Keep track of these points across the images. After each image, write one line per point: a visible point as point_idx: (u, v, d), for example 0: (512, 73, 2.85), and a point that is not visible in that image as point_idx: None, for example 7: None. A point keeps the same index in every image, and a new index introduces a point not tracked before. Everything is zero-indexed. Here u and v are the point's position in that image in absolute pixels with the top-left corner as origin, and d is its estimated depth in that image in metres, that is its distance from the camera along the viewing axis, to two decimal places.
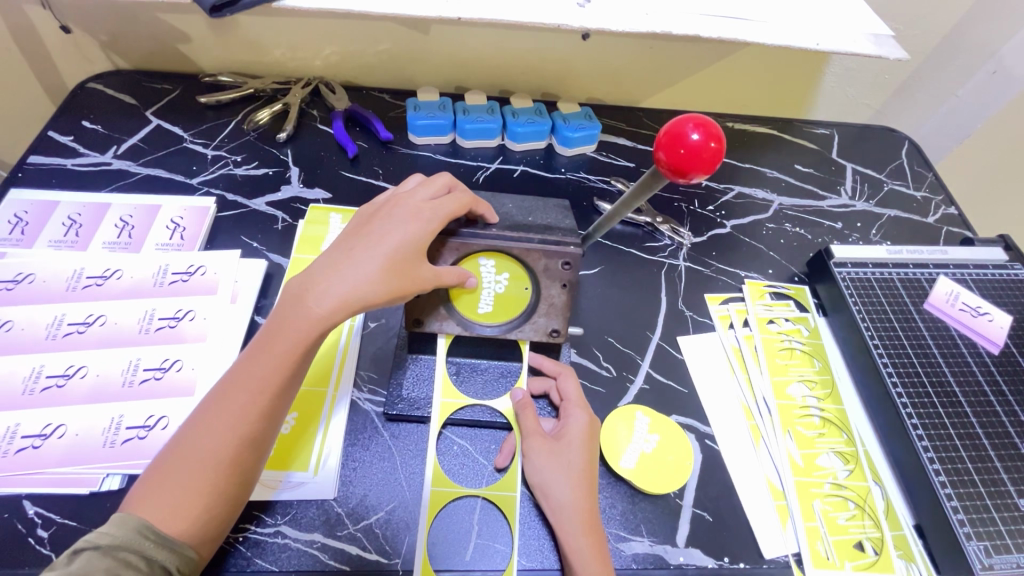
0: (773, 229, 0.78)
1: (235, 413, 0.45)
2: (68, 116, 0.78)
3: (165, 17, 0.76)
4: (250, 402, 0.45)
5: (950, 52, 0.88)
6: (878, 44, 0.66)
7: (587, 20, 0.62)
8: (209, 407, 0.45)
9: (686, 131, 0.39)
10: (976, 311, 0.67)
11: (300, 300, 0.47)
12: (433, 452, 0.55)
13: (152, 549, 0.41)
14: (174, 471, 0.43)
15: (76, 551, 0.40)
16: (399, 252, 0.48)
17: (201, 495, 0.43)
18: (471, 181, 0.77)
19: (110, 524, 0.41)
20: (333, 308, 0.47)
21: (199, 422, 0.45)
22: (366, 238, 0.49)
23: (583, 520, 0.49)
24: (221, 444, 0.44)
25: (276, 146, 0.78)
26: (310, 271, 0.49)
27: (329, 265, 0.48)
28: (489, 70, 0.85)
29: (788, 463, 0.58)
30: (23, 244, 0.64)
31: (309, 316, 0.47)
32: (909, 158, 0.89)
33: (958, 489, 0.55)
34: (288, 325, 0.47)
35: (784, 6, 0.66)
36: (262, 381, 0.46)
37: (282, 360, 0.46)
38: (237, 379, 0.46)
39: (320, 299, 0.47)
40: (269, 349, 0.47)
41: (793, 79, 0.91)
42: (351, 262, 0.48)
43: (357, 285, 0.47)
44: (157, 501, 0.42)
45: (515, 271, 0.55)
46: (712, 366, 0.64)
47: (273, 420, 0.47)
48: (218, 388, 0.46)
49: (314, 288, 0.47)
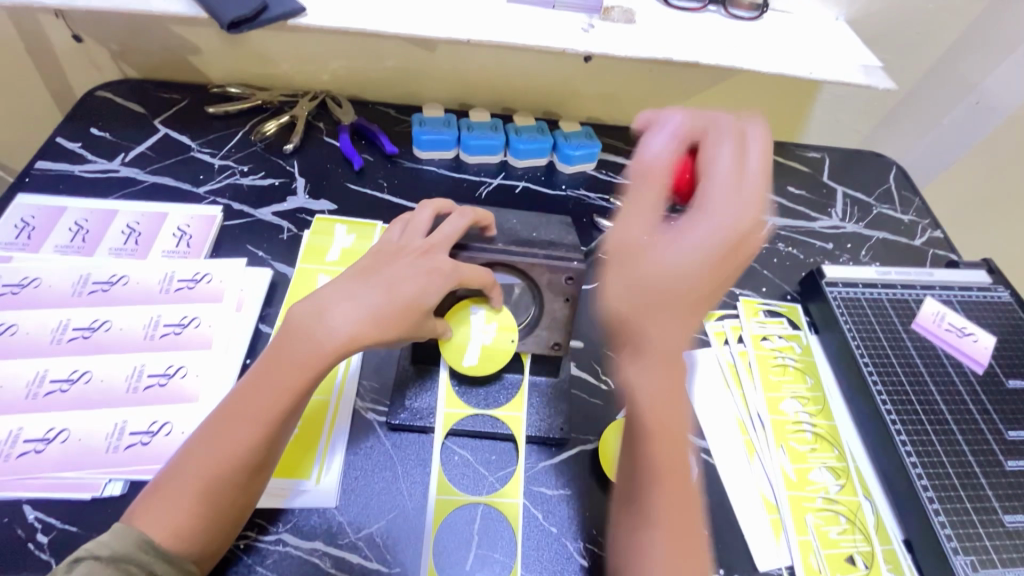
0: (767, 248, 0.80)
1: (235, 439, 0.45)
2: (77, 123, 0.78)
3: (177, 28, 0.79)
4: (250, 429, 0.46)
5: (935, 84, 0.92)
6: (867, 74, 0.70)
7: (591, 45, 0.66)
8: (210, 428, 0.46)
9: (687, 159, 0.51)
10: (961, 331, 0.69)
11: (306, 333, 0.48)
12: (437, 461, 0.56)
13: (156, 562, 0.41)
14: (173, 489, 0.44)
15: (76, 560, 0.41)
16: (410, 298, 0.51)
17: (198, 513, 0.44)
18: (473, 195, 0.79)
19: (110, 535, 0.42)
20: (340, 343, 0.48)
21: (201, 441, 0.46)
22: (381, 277, 0.51)
23: (663, 368, 0.42)
24: (218, 467, 0.45)
25: (283, 157, 0.79)
26: (316, 300, 0.50)
27: (344, 296, 0.50)
28: (491, 89, 0.87)
29: (781, 476, 0.59)
30: (29, 248, 0.65)
31: (317, 348, 0.48)
32: (897, 182, 0.92)
33: (945, 504, 0.57)
34: (297, 352, 0.48)
35: (776, 39, 0.72)
36: (261, 409, 0.47)
37: (284, 390, 0.47)
38: (240, 403, 0.47)
39: (330, 334, 0.48)
40: (272, 379, 0.47)
41: (786, 106, 0.94)
42: (362, 297, 0.50)
43: (362, 325, 0.49)
44: (156, 515, 0.43)
45: (505, 322, 0.57)
46: (708, 380, 0.65)
47: (272, 449, 0.47)
48: (219, 411, 0.47)
49: (323, 320, 0.49)
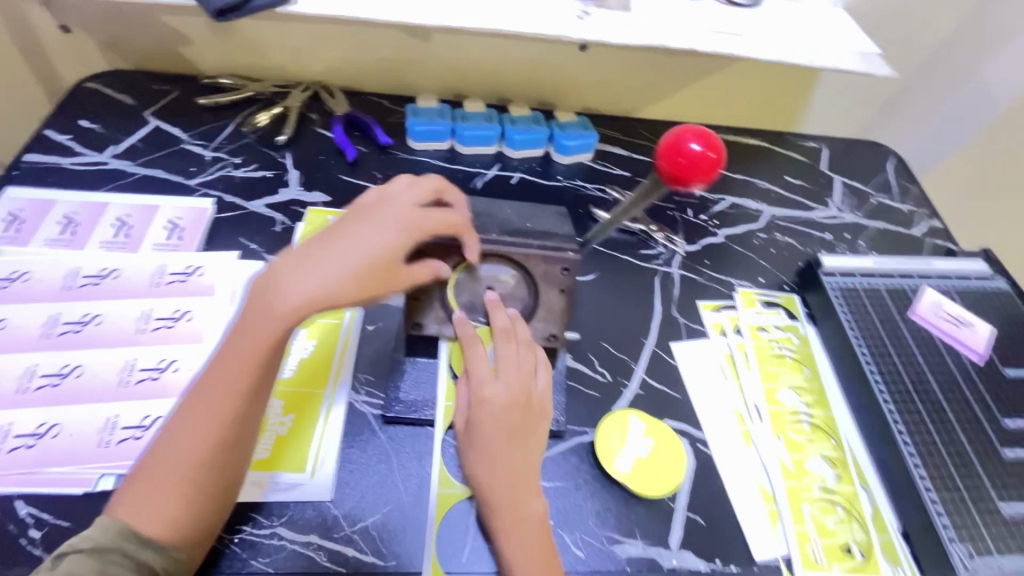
0: (764, 239, 0.79)
1: (207, 419, 0.45)
2: (66, 115, 0.77)
3: (166, 18, 0.78)
4: (221, 406, 0.45)
5: (935, 72, 0.91)
6: (865, 61, 0.70)
7: (586, 32, 0.66)
8: (182, 415, 0.46)
9: (685, 144, 0.47)
10: (959, 321, 0.69)
11: (262, 299, 0.47)
12: (438, 455, 0.56)
13: (141, 550, 0.41)
14: (151, 479, 0.44)
15: (59, 557, 0.41)
16: (373, 250, 0.48)
17: (178, 502, 0.43)
18: (468, 186, 0.78)
19: (93, 529, 0.42)
20: (300, 305, 0.46)
21: (175, 428, 0.45)
22: (340, 234, 0.49)
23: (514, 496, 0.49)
24: (190, 451, 0.44)
25: (276, 148, 0.78)
26: (270, 271, 0.48)
27: (300, 257, 0.48)
28: (485, 79, 0.86)
29: (777, 467, 0.59)
30: (19, 242, 0.64)
31: (273, 312, 0.46)
32: (895, 172, 0.92)
33: (943, 493, 0.56)
34: (256, 320, 0.46)
35: (775, 26, 0.71)
36: (230, 385, 0.46)
37: (248, 360, 0.46)
38: (208, 385, 0.46)
39: (285, 297, 0.46)
40: (234, 352, 0.46)
41: (785, 94, 0.94)
42: (319, 256, 0.47)
43: (322, 287, 0.47)
44: (136, 505, 0.43)
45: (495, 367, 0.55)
46: (705, 372, 0.65)
47: (248, 423, 0.47)
48: (188, 398, 0.46)
49: (278, 285, 0.47)
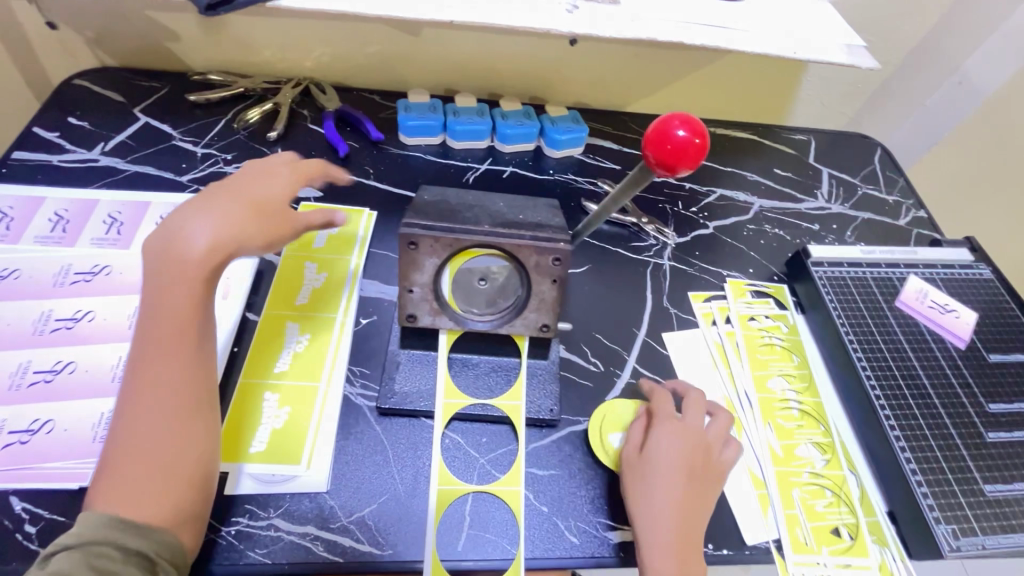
0: (753, 230, 0.80)
1: (161, 382, 0.45)
2: (54, 112, 0.77)
3: (154, 15, 0.77)
4: (170, 364, 0.46)
5: (918, 65, 0.93)
6: (851, 53, 0.71)
7: (575, 26, 0.66)
8: (131, 401, 0.45)
9: (672, 129, 0.44)
10: (943, 308, 0.70)
11: (169, 255, 0.47)
12: (438, 453, 0.56)
13: (124, 537, 0.41)
14: (117, 464, 0.43)
15: (50, 555, 0.40)
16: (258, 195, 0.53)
17: (154, 478, 0.43)
18: (460, 181, 0.79)
19: (77, 526, 0.41)
20: (210, 248, 0.48)
21: (126, 405, 0.45)
22: (222, 189, 0.52)
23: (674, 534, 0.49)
24: (145, 419, 0.44)
25: (267, 144, 0.78)
26: (165, 230, 0.48)
27: (193, 212, 0.49)
28: (476, 73, 0.86)
29: (767, 453, 0.60)
30: (8, 239, 0.64)
31: (188, 260, 0.47)
32: (881, 163, 0.93)
33: (928, 475, 0.58)
34: (173, 275, 0.47)
35: (762, 19, 0.72)
36: (173, 343, 0.46)
37: (183, 313, 0.47)
38: (147, 355, 0.46)
39: (194, 245, 0.48)
40: (166, 311, 0.47)
41: (773, 87, 0.94)
42: (211, 207, 0.50)
43: (230, 226, 0.49)
44: (109, 495, 0.42)
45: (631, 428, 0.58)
46: (696, 360, 0.66)
47: (202, 376, 0.48)
48: (131, 377, 0.46)
49: (181, 236, 0.48)
